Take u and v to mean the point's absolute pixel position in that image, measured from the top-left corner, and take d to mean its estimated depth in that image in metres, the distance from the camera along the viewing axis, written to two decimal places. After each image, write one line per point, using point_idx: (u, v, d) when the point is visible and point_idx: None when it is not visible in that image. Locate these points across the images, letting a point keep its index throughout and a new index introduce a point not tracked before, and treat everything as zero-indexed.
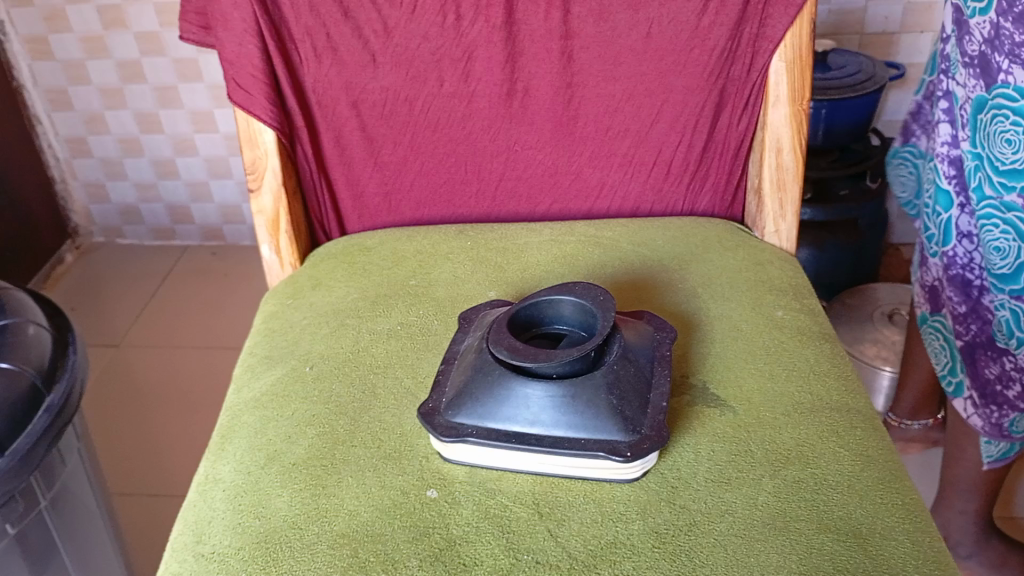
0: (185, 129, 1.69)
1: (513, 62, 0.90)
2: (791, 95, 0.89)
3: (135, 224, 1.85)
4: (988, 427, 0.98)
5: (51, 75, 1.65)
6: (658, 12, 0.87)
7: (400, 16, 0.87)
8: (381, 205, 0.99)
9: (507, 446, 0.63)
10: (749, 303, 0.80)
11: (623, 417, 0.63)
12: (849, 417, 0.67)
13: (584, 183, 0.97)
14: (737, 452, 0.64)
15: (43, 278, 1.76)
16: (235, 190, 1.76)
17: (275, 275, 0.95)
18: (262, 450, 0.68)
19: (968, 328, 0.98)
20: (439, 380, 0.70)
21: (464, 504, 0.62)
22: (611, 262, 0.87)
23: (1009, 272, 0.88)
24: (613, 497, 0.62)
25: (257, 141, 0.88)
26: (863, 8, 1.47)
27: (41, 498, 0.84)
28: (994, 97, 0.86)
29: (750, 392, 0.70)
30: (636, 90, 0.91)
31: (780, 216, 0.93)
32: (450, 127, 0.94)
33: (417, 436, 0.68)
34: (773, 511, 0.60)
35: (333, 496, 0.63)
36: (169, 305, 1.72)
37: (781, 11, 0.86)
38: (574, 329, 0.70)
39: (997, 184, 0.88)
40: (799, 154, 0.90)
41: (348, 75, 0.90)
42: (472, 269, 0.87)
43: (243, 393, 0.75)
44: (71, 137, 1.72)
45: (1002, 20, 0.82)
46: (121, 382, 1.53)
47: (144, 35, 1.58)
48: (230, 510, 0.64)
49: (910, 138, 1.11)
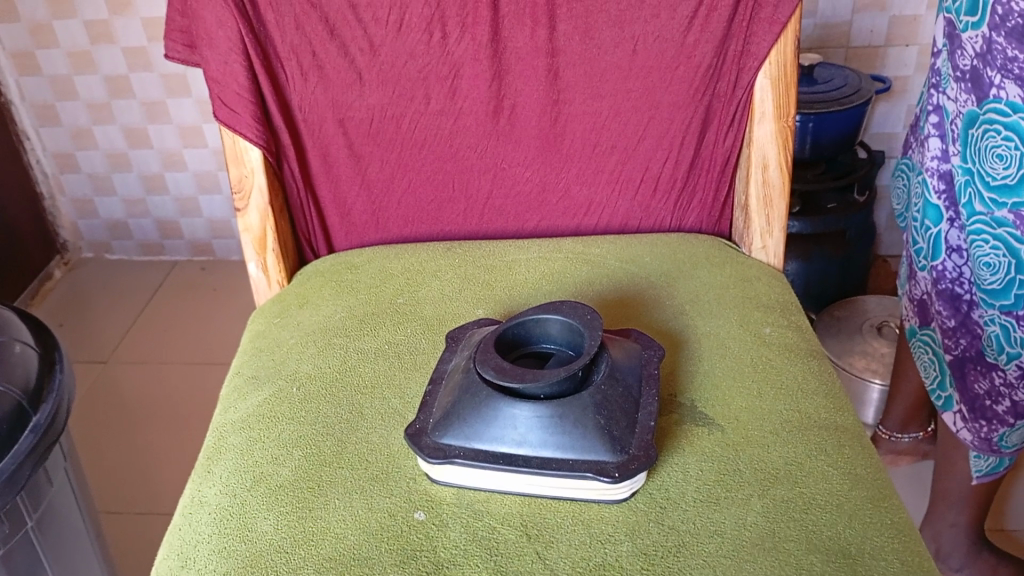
0: (173, 144, 1.68)
1: (500, 80, 0.90)
2: (777, 111, 0.89)
3: (124, 239, 1.84)
4: (977, 441, 0.99)
5: (38, 90, 1.64)
6: (643, 28, 0.87)
7: (387, 34, 0.87)
8: (368, 222, 0.99)
9: (494, 467, 0.63)
10: (736, 319, 0.80)
11: (611, 437, 0.63)
12: (837, 435, 0.67)
13: (572, 200, 0.97)
14: (725, 471, 0.64)
15: (30, 293, 1.75)
16: (223, 205, 1.76)
17: (262, 293, 0.94)
18: (248, 472, 0.68)
19: (957, 342, 0.98)
20: (427, 401, 0.70)
21: (452, 526, 0.62)
22: (599, 279, 0.87)
23: (999, 287, 0.88)
24: (601, 518, 0.62)
25: (243, 159, 0.88)
26: (849, 21, 1.48)
27: (27, 519, 0.83)
28: (985, 111, 0.86)
29: (737, 410, 0.70)
30: (623, 107, 0.91)
31: (767, 232, 0.93)
32: (437, 145, 0.94)
33: (405, 457, 0.68)
34: (761, 531, 0.60)
35: (320, 519, 0.63)
36: (157, 320, 1.71)
37: (765, 29, 0.86)
38: (562, 348, 0.70)
39: (988, 200, 0.88)
40: (785, 170, 0.90)
41: (335, 93, 0.90)
42: (460, 286, 0.87)
43: (229, 414, 0.74)
44: (59, 152, 1.72)
45: (994, 34, 0.83)
46: (109, 399, 1.52)
47: (131, 50, 1.58)
48: (216, 533, 0.63)
49: (909, 151, 1.10)
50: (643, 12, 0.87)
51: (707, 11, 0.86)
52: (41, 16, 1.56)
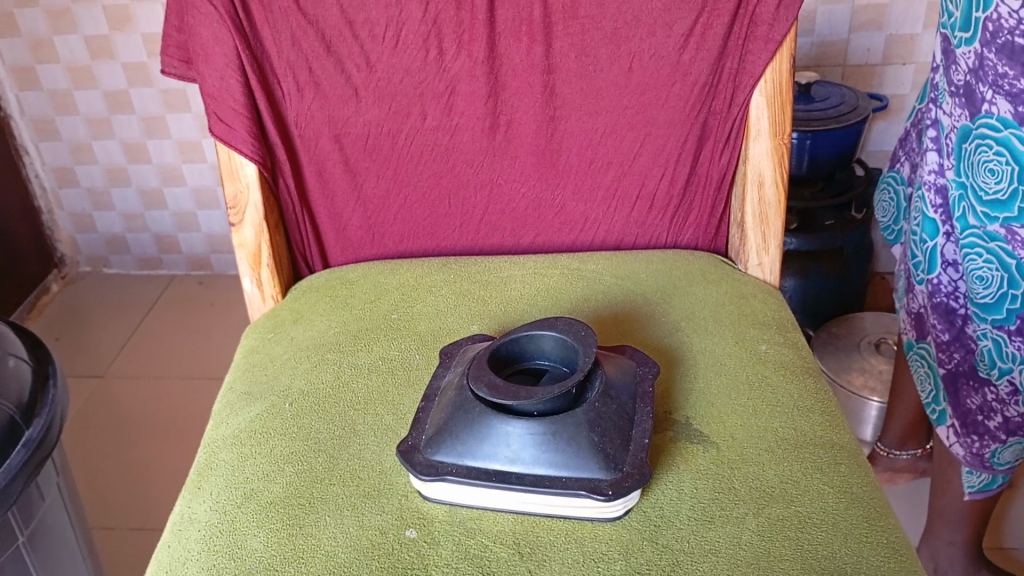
0: (172, 159, 1.69)
1: (495, 96, 0.90)
2: (772, 129, 0.89)
3: (122, 254, 1.84)
4: (969, 457, 0.98)
5: (37, 105, 1.65)
6: (639, 46, 0.88)
7: (383, 50, 0.88)
8: (364, 238, 0.99)
9: (487, 485, 0.62)
10: (732, 337, 0.80)
11: (605, 455, 0.63)
12: (832, 453, 0.67)
13: (568, 217, 0.97)
14: (719, 489, 0.64)
15: (27, 307, 1.75)
16: (221, 220, 1.76)
17: (257, 308, 0.94)
18: (239, 488, 0.67)
19: (951, 357, 0.98)
20: (419, 417, 0.69)
21: (444, 544, 0.61)
22: (595, 295, 0.86)
23: (992, 301, 0.88)
24: (595, 536, 0.61)
25: (238, 174, 0.88)
26: (845, 39, 1.49)
27: (19, 534, 0.82)
28: (978, 126, 0.86)
29: (733, 428, 0.69)
30: (619, 124, 0.92)
31: (763, 250, 0.93)
32: (433, 161, 0.94)
33: (397, 473, 0.67)
34: (757, 550, 0.59)
35: (310, 536, 0.62)
36: (154, 335, 1.71)
37: (761, 47, 0.86)
38: (556, 364, 0.69)
39: (981, 214, 0.88)
40: (781, 187, 0.90)
41: (331, 109, 0.90)
42: (455, 302, 0.86)
43: (221, 429, 0.74)
44: (58, 166, 1.72)
45: (986, 50, 0.83)
46: (103, 414, 1.51)
47: (132, 66, 1.59)
48: (205, 550, 0.62)
49: (895, 164, 1.11)
50: (639, 29, 0.87)
51: (702, 29, 0.86)
52: (41, 31, 1.56)
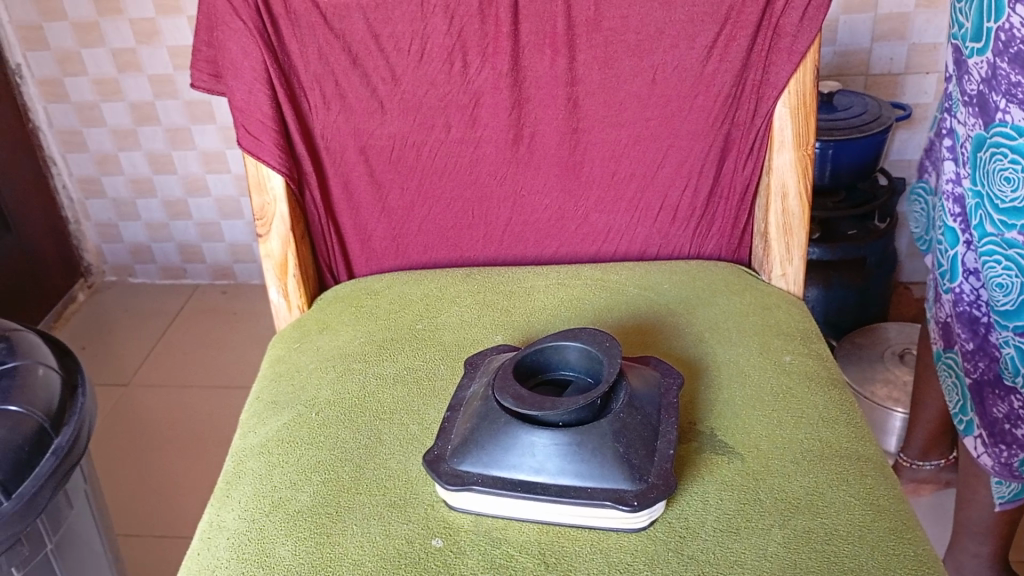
0: (196, 169, 1.70)
1: (520, 108, 0.91)
2: (796, 140, 0.89)
3: (146, 263, 1.86)
4: (998, 467, 0.97)
5: (64, 117, 1.67)
6: (662, 58, 0.88)
7: (408, 63, 0.89)
8: (388, 248, 1.00)
9: (513, 495, 0.63)
10: (757, 348, 0.79)
11: (630, 465, 0.63)
12: (859, 465, 0.67)
13: (591, 228, 0.97)
14: (745, 501, 0.64)
15: (53, 317, 1.77)
16: (245, 230, 1.77)
17: (283, 319, 0.95)
18: (266, 497, 0.68)
19: (976, 366, 0.97)
20: (445, 428, 0.70)
21: (469, 554, 0.61)
22: (618, 306, 0.87)
23: (1012, 308, 0.87)
24: (621, 547, 0.61)
25: (265, 186, 0.89)
26: (867, 49, 1.48)
27: (47, 541, 0.83)
28: (992, 135, 0.86)
29: (758, 439, 0.69)
30: (642, 135, 0.92)
31: (787, 261, 0.93)
32: (457, 172, 0.94)
33: (422, 484, 0.68)
34: (783, 563, 0.59)
35: (338, 545, 0.63)
36: (179, 344, 1.72)
37: (784, 58, 0.86)
38: (581, 376, 0.70)
39: (998, 222, 0.87)
40: (805, 199, 0.90)
41: (357, 122, 0.91)
42: (479, 312, 0.87)
43: (249, 438, 0.75)
44: (85, 177, 1.75)
45: (998, 60, 0.82)
46: (130, 423, 1.53)
47: (157, 78, 1.61)
48: (234, 558, 0.63)
49: (924, 174, 1.08)
50: (662, 41, 0.87)
51: (726, 41, 0.87)
52: (69, 45, 1.59)
